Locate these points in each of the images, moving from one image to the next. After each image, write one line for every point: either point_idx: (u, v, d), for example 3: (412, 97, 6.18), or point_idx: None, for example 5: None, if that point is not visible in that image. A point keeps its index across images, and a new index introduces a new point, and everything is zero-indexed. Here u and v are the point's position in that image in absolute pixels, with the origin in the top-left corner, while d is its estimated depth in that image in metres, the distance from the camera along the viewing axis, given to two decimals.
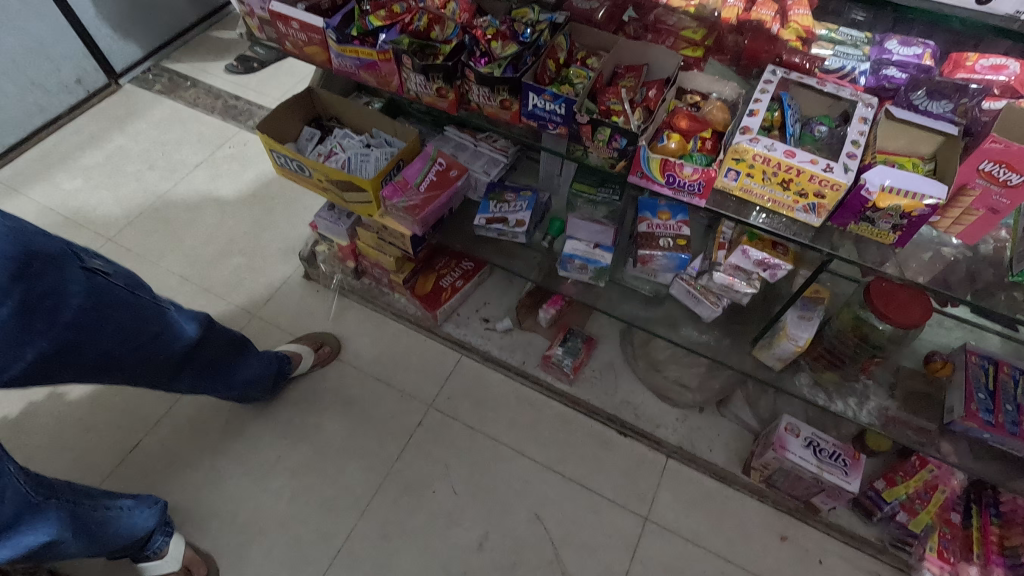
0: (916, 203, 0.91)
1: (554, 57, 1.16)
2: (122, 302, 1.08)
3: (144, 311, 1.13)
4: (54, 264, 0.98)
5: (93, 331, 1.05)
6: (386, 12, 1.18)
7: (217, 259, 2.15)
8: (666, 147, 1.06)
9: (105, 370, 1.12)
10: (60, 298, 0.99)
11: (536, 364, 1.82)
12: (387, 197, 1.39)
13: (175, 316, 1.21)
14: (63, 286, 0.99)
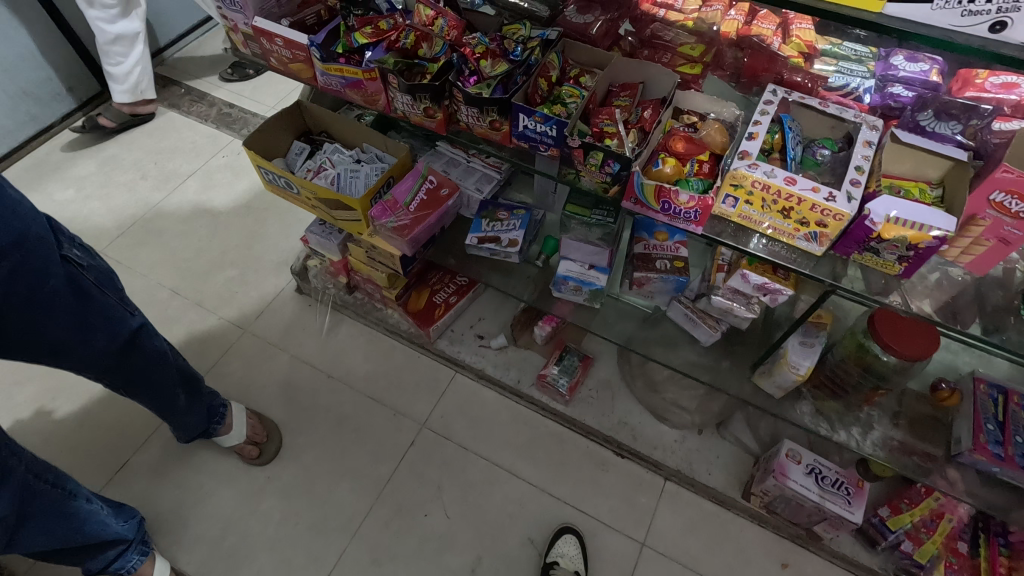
0: (923, 235, 0.87)
1: (546, 75, 1.11)
2: (90, 296, 1.09)
3: (111, 312, 1.13)
4: (43, 244, 1.00)
5: (55, 313, 1.04)
6: (373, 28, 1.13)
7: (209, 272, 2.11)
8: (662, 171, 1.02)
9: (58, 354, 1.10)
10: (39, 273, 1.00)
11: (531, 383, 1.77)
12: (376, 217, 1.35)
13: (142, 326, 1.21)
14: (45, 266, 1.01)
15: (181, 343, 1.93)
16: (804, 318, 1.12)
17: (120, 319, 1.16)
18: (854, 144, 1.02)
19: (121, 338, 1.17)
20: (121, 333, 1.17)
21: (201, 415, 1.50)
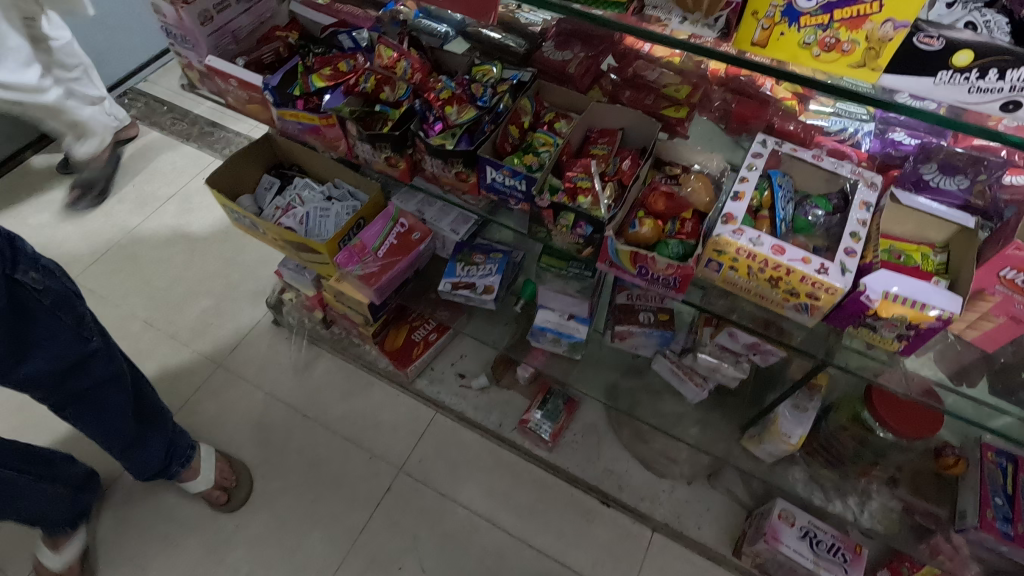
0: (923, 315, 0.78)
1: (517, 122, 1.03)
2: (36, 320, 1.02)
3: (62, 336, 1.07)
4: None
5: None
6: (332, 69, 1.05)
7: (185, 302, 2.04)
8: (639, 233, 0.93)
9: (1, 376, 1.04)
10: None
11: (514, 427, 1.69)
12: (342, 263, 1.27)
13: (98, 348, 1.15)
14: None
15: (152, 379, 1.86)
16: (800, 383, 1.04)
17: (72, 344, 1.09)
18: (850, 203, 0.92)
19: (72, 362, 1.11)
20: (71, 359, 1.10)
21: (162, 443, 1.43)
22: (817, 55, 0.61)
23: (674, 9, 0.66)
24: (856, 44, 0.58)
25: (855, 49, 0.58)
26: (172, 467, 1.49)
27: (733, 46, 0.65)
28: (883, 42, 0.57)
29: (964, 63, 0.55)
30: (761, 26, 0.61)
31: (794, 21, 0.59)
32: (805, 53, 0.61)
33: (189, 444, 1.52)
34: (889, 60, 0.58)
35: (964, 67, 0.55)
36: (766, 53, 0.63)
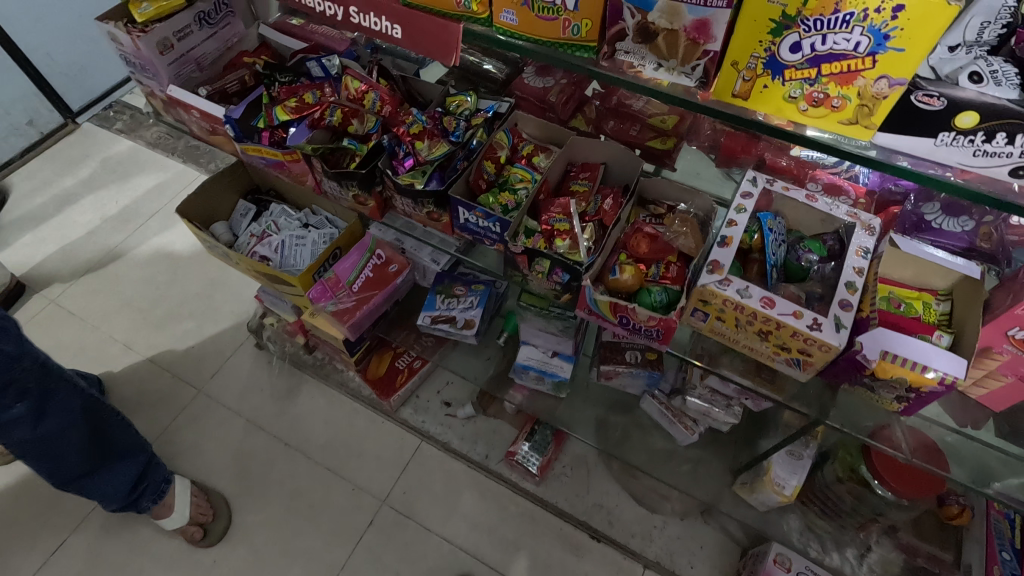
0: (924, 378, 0.72)
1: (492, 156, 0.97)
2: None
3: None
4: None
5: None
6: (296, 102, 0.99)
7: (166, 324, 1.99)
8: (620, 281, 0.88)
9: None
10: None
11: (501, 459, 1.63)
12: (315, 298, 1.22)
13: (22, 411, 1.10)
14: None
15: (131, 405, 1.81)
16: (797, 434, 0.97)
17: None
18: (846, 248, 0.86)
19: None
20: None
21: (134, 474, 1.39)
22: (804, 109, 0.55)
23: (647, 56, 0.59)
24: (847, 100, 0.52)
25: (846, 105, 0.52)
26: (146, 503, 1.45)
27: (712, 97, 0.59)
28: (877, 99, 0.51)
29: (968, 125, 0.49)
30: (743, 78, 0.55)
31: (777, 74, 0.53)
32: (791, 108, 0.55)
33: (164, 477, 1.48)
34: (883, 118, 0.52)
35: (968, 129, 0.49)
36: (749, 105, 0.57)
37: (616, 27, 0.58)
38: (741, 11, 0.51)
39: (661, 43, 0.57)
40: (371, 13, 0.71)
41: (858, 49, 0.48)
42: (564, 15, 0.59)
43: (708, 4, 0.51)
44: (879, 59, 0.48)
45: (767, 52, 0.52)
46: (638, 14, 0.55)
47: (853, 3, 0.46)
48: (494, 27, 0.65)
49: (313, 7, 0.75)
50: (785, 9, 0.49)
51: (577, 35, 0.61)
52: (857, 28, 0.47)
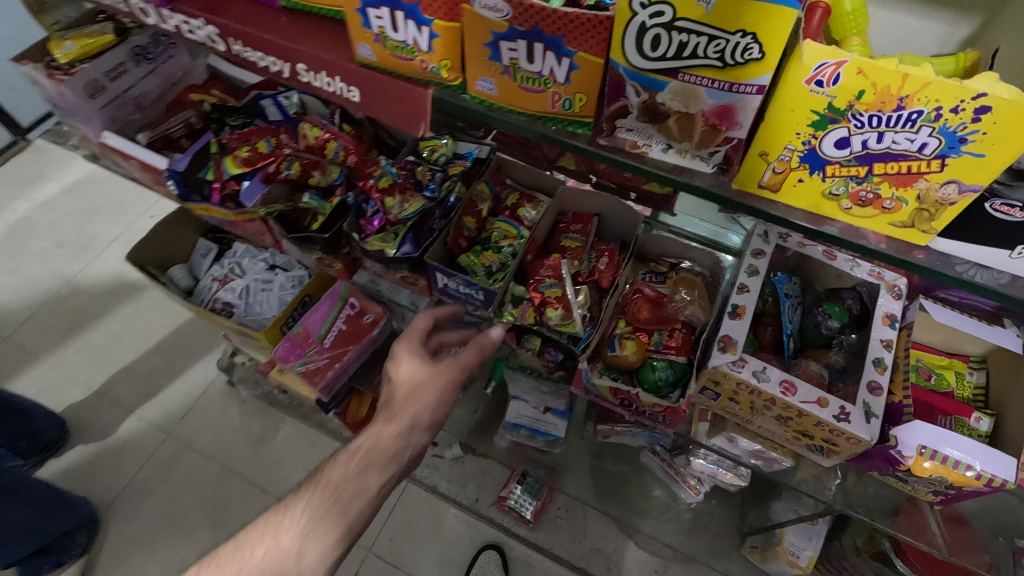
0: (964, 478, 0.64)
1: (473, 210, 0.87)
2: None
3: None
4: None
5: None
6: (247, 151, 0.87)
7: (128, 362, 1.85)
8: (621, 357, 0.78)
9: None
10: None
11: (492, 502, 1.48)
12: (282, 358, 1.09)
13: None
14: None
15: (95, 453, 1.69)
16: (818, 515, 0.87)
17: None
18: (869, 318, 0.76)
19: None
20: None
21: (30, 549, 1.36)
22: (847, 207, 0.45)
23: (655, 135, 0.48)
24: (903, 202, 0.43)
25: (900, 208, 0.43)
26: None
27: (733, 185, 0.49)
28: (941, 204, 0.41)
29: None
30: (772, 169, 0.45)
31: (817, 169, 0.43)
32: (831, 205, 0.45)
33: (75, 549, 1.48)
34: (946, 223, 0.43)
35: None
36: (779, 198, 0.48)
37: (617, 104, 0.48)
38: (773, 97, 0.41)
39: (671, 125, 0.46)
40: (323, 72, 0.59)
41: (923, 151, 0.39)
42: (552, 87, 0.49)
43: (734, 89, 0.41)
44: (949, 163, 0.38)
45: (805, 145, 0.42)
46: (645, 92, 0.45)
47: (921, 101, 0.36)
48: (469, 96, 0.54)
49: (254, 62, 0.64)
50: (832, 102, 0.39)
51: (570, 109, 0.50)
52: (925, 128, 0.37)
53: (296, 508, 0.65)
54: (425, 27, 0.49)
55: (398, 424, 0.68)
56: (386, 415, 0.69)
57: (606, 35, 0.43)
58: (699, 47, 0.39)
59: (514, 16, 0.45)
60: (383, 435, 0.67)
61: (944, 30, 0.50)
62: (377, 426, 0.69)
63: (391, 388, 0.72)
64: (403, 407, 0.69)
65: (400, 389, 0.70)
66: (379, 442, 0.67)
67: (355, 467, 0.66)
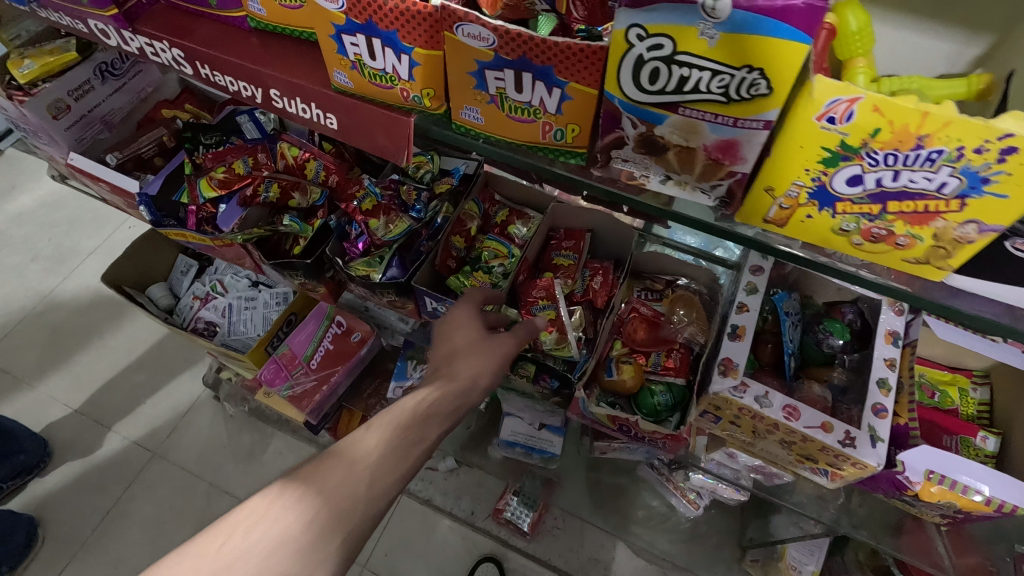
0: (973, 502, 0.62)
1: (461, 229, 0.84)
2: None
3: None
4: None
5: None
6: (224, 172, 0.83)
7: (109, 378, 1.79)
8: (618, 382, 0.76)
9: None
10: None
11: (487, 515, 1.46)
12: (266, 381, 1.05)
13: None
14: None
15: (77, 473, 1.63)
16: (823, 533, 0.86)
17: None
18: (872, 336, 0.74)
19: None
20: None
21: None
22: (858, 243, 0.43)
23: (653, 167, 0.45)
24: (918, 239, 0.40)
25: (916, 244, 0.41)
26: None
27: (736, 218, 0.46)
28: (959, 242, 0.39)
29: None
30: (779, 205, 0.43)
31: (826, 205, 0.41)
32: (841, 241, 0.43)
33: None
34: (964, 260, 0.40)
35: None
36: (785, 233, 0.45)
37: (612, 135, 0.44)
38: (781, 132, 0.38)
39: (670, 157, 0.43)
40: (298, 98, 0.56)
41: (943, 190, 0.36)
42: (542, 117, 0.46)
43: (739, 124, 0.38)
44: (970, 202, 0.36)
45: (815, 181, 0.39)
46: (642, 125, 0.41)
47: (942, 140, 0.33)
48: (453, 124, 0.50)
49: (224, 86, 0.60)
50: (845, 139, 0.36)
51: (562, 140, 0.47)
52: (945, 168, 0.35)
53: (326, 452, 0.51)
54: (404, 55, 0.45)
55: (461, 370, 0.58)
56: (443, 360, 0.60)
57: (600, 65, 0.40)
58: (702, 82, 0.36)
59: (500, 45, 0.42)
60: (446, 380, 0.57)
61: (955, 49, 0.47)
62: (432, 374, 0.59)
63: (445, 334, 0.63)
64: (464, 352, 0.60)
65: (462, 332, 0.62)
66: (442, 386, 0.56)
67: (410, 410, 0.54)
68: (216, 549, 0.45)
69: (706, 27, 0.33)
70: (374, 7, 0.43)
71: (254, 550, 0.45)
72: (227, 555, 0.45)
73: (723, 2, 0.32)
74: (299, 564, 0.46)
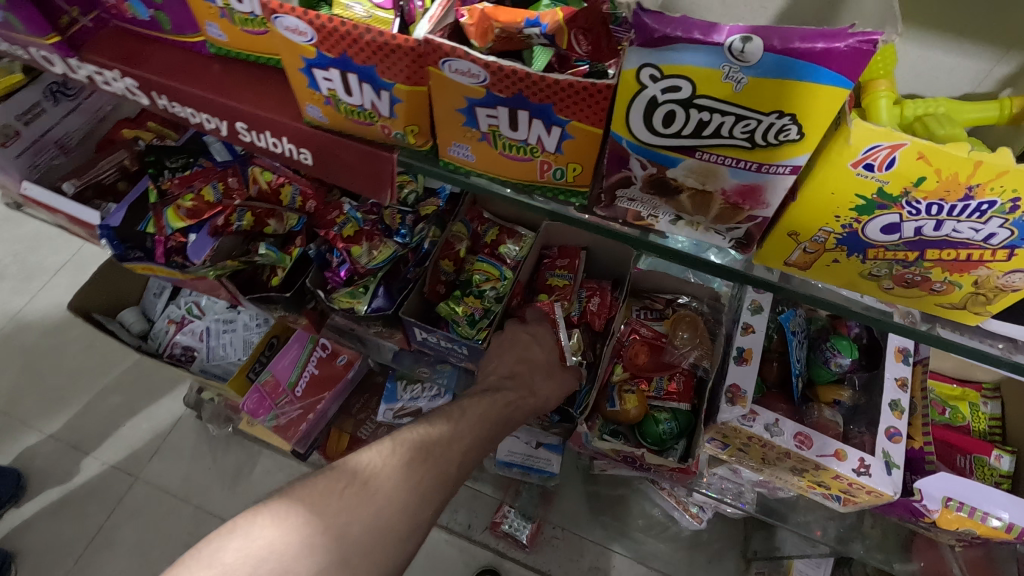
0: (993, 530, 0.60)
1: (450, 252, 0.80)
2: None
3: None
4: None
5: None
6: (192, 201, 0.77)
7: (84, 403, 1.61)
8: (623, 413, 0.73)
9: None
10: None
11: (485, 527, 1.31)
12: (251, 412, 1.00)
13: None
14: None
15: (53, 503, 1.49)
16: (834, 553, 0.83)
17: None
18: (879, 354, 0.70)
19: None
20: None
21: None
22: (889, 287, 0.39)
23: (662, 207, 0.41)
24: (956, 286, 0.37)
25: (952, 290, 0.37)
26: None
27: (753, 259, 0.43)
28: (1002, 290, 0.36)
29: None
30: (802, 249, 0.39)
31: (856, 251, 0.37)
32: (870, 285, 0.39)
33: None
34: (1003, 307, 0.37)
35: None
36: (807, 275, 0.41)
37: (618, 175, 0.40)
38: (807, 178, 0.34)
39: (683, 199, 0.39)
40: (267, 132, 0.50)
41: (989, 241, 0.33)
42: (540, 156, 0.41)
43: (763, 169, 0.34)
44: (1019, 252, 0.33)
45: (845, 228, 0.36)
46: (653, 167, 0.37)
47: (994, 190, 0.30)
48: (440, 161, 0.46)
49: (185, 117, 0.54)
50: (883, 187, 0.32)
51: (561, 179, 0.43)
52: (995, 219, 0.31)
53: (427, 428, 0.57)
54: (385, 91, 0.41)
55: (539, 386, 0.67)
56: (523, 369, 0.68)
57: (605, 104, 0.36)
58: (724, 127, 0.32)
59: (492, 82, 0.37)
60: (529, 391, 0.66)
61: (982, 67, 0.44)
62: (513, 378, 0.66)
63: (521, 343, 0.71)
64: (540, 369, 0.69)
65: (539, 347, 0.71)
66: (525, 396, 0.65)
67: (500, 408, 0.62)
68: (330, 498, 0.48)
69: (732, 70, 0.29)
70: (349, 39, 0.38)
71: (376, 502, 0.49)
72: (340, 504, 0.47)
73: (753, 45, 0.28)
74: (403, 518, 0.50)
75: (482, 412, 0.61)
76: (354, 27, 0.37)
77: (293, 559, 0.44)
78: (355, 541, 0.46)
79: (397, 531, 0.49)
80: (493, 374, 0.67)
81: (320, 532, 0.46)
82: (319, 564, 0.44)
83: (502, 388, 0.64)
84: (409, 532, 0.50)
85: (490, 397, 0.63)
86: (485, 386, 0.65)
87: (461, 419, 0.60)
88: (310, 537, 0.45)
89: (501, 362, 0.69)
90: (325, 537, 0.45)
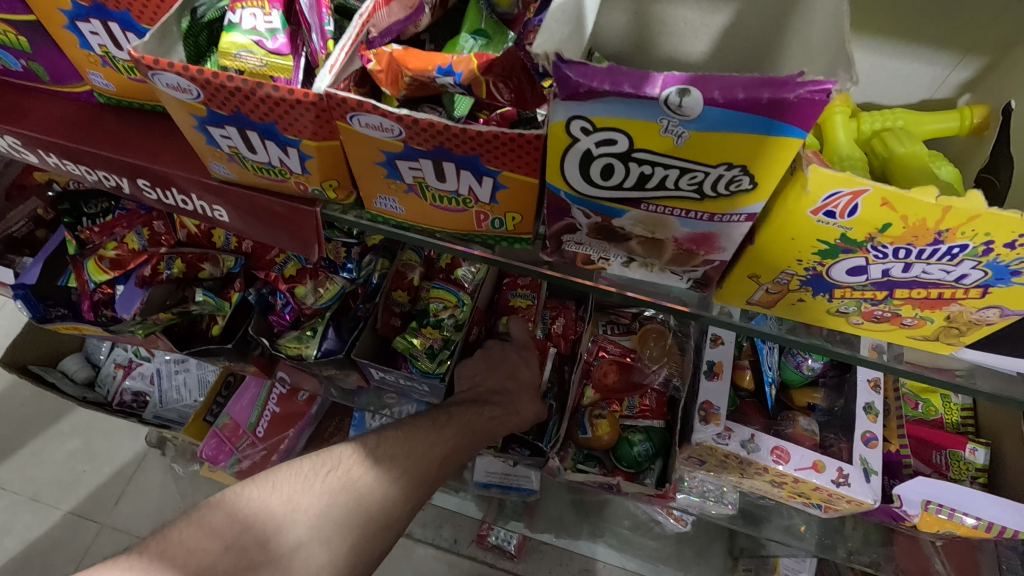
0: (975, 531, 0.59)
1: (402, 282, 0.72)
2: None
3: None
4: None
5: None
6: (115, 249, 0.70)
7: (11, 456, 1.27)
8: (595, 439, 0.72)
9: None
10: None
11: (471, 541, 1.27)
12: (211, 458, 0.96)
13: None
14: None
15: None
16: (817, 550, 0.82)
17: None
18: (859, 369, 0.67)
19: None
20: None
21: None
22: (857, 321, 0.36)
23: (612, 251, 0.37)
24: (928, 320, 0.34)
25: (924, 324, 0.35)
26: None
27: (713, 297, 0.39)
28: (975, 324, 0.33)
29: None
30: (765, 290, 0.36)
31: (822, 291, 0.34)
32: (839, 322, 0.37)
33: None
34: (977, 337, 0.35)
35: None
36: (773, 313, 0.38)
37: (560, 223, 0.36)
38: (762, 225, 0.31)
39: (634, 246, 0.36)
40: (173, 189, 0.45)
41: (961, 281, 0.30)
42: (474, 207, 0.37)
43: (716, 219, 0.31)
44: (993, 292, 0.30)
45: (809, 271, 0.33)
46: (597, 217, 0.34)
47: (966, 234, 0.27)
48: (366, 212, 0.42)
49: (81, 175, 0.48)
50: (846, 232, 0.29)
51: (501, 228, 0.39)
52: (968, 262, 0.29)
53: (411, 430, 0.59)
54: (292, 148, 0.36)
55: (524, 407, 0.68)
56: (513, 385, 0.67)
57: (538, 155, 0.32)
58: (668, 179, 0.29)
59: (409, 135, 0.33)
60: (513, 410, 0.67)
61: (939, 73, 0.42)
62: (501, 393, 0.66)
63: (510, 362, 0.69)
64: (529, 391, 0.69)
65: (530, 369, 0.70)
66: (512, 414, 0.66)
67: (485, 421, 0.63)
68: (317, 479, 0.51)
69: (671, 123, 0.26)
70: (240, 95, 0.33)
71: (362, 488, 0.52)
72: (325, 486, 0.51)
73: (692, 98, 0.25)
74: (382, 508, 0.52)
75: (467, 420, 0.63)
76: (244, 83, 0.32)
77: (279, 528, 0.47)
78: (337, 521, 0.49)
79: (376, 521, 0.51)
80: (482, 386, 0.67)
81: (305, 509, 0.49)
82: (302, 536, 0.47)
83: (489, 402, 0.65)
84: (388, 523, 0.52)
85: (476, 409, 0.64)
86: (472, 398, 0.66)
87: (447, 425, 0.61)
88: (294, 514, 0.48)
89: (490, 375, 0.68)
90: (308, 516, 0.49)
